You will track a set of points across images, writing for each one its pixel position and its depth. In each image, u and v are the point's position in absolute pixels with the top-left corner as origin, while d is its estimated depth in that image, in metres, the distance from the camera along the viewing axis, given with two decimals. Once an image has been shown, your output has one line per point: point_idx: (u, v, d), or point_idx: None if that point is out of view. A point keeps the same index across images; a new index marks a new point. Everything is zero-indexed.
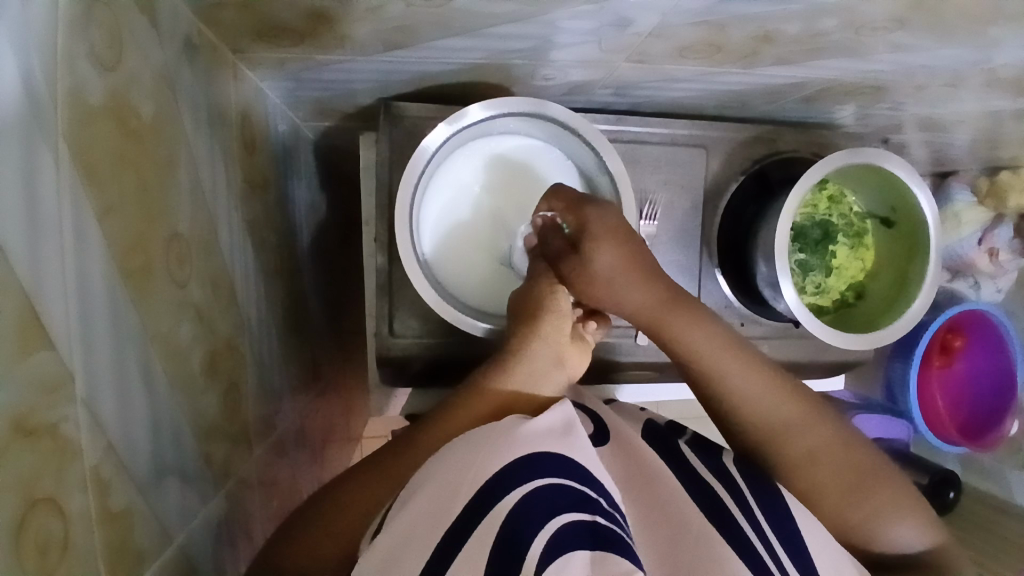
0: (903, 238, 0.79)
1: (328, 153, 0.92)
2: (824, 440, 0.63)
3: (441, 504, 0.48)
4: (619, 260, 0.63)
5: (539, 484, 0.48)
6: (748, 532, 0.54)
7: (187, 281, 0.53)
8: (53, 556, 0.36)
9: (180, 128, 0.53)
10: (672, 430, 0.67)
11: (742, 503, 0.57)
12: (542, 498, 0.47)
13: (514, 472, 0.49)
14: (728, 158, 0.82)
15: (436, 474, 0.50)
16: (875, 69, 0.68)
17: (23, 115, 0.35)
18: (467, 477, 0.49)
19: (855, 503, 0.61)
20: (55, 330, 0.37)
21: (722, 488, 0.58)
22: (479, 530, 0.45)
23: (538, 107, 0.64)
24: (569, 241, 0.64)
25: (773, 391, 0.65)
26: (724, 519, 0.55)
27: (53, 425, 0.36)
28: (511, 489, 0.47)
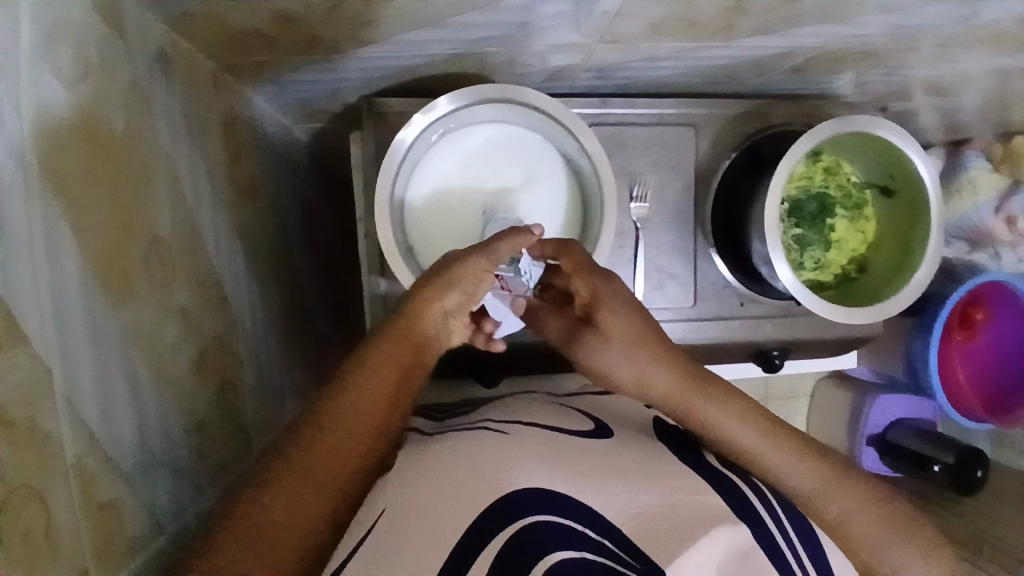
0: (903, 207, 0.76)
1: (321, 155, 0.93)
2: (857, 500, 0.62)
3: (433, 537, 0.48)
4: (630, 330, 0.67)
5: (526, 522, 0.49)
6: (773, 530, 0.54)
7: (170, 283, 0.54)
8: (38, 548, 0.37)
9: (157, 135, 0.54)
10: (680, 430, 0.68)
11: (767, 502, 0.57)
12: (529, 538, 0.48)
13: (504, 508, 0.49)
14: (719, 136, 0.80)
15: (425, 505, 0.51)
16: (860, 33, 0.66)
17: None
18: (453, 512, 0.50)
19: (889, 556, 0.61)
20: (30, 330, 0.38)
21: (749, 488, 0.58)
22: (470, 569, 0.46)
23: (509, 91, 0.64)
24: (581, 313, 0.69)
25: (801, 455, 0.64)
26: (751, 517, 0.54)
27: (32, 421, 0.37)
28: (499, 531, 0.48)
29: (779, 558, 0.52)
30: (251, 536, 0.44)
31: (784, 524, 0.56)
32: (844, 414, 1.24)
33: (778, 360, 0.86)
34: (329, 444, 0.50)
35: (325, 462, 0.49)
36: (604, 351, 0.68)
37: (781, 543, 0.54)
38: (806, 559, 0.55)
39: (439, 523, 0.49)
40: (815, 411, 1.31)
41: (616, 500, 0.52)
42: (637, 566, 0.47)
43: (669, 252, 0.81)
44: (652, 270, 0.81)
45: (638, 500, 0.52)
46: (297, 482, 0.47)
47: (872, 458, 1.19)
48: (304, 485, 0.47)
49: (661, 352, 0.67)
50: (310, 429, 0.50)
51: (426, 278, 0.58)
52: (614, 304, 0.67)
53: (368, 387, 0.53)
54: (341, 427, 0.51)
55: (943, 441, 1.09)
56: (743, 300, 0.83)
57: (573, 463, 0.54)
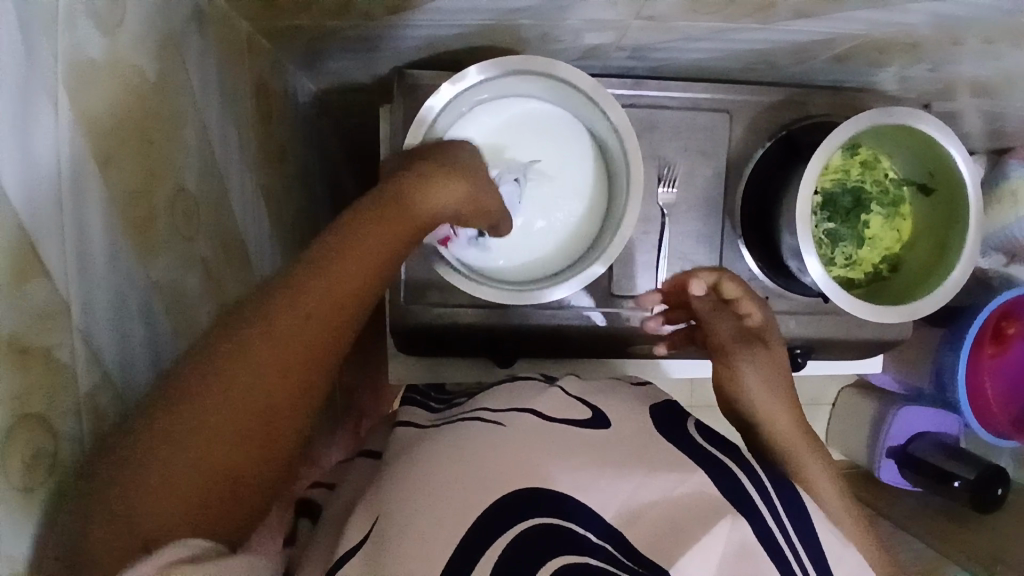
0: (942, 205, 0.74)
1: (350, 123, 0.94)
2: None
3: (415, 536, 0.42)
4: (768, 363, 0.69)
5: (524, 525, 0.43)
6: (770, 520, 0.48)
7: (193, 234, 0.55)
8: (43, 474, 0.38)
9: (189, 87, 0.54)
10: (676, 410, 0.59)
11: (766, 491, 0.50)
12: (528, 542, 0.43)
13: (496, 509, 0.44)
14: (753, 124, 0.79)
15: (405, 500, 0.45)
16: (906, 22, 0.64)
17: (24, 69, 0.36)
18: (447, 516, 0.43)
19: None
20: (52, 262, 0.39)
21: (742, 470, 0.51)
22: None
23: (539, 63, 0.63)
24: (737, 327, 0.71)
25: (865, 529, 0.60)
26: (748, 507, 0.47)
27: (46, 350, 0.38)
28: (502, 531, 0.43)
29: (783, 560, 0.46)
30: (171, 431, 0.39)
31: (783, 517, 0.49)
32: (866, 423, 1.22)
33: (801, 359, 0.83)
34: (272, 336, 0.42)
35: (259, 361, 0.42)
36: (754, 365, 0.69)
37: (780, 537, 0.48)
38: (808, 559, 0.48)
39: (414, 517, 0.43)
40: (835, 418, 1.28)
41: (615, 500, 0.46)
42: (637, 569, 0.43)
43: (695, 240, 0.80)
44: (676, 258, 0.80)
45: (638, 496, 0.47)
46: (234, 377, 0.41)
47: (891, 473, 1.17)
48: (241, 381, 0.41)
49: (791, 398, 0.68)
50: (253, 313, 0.43)
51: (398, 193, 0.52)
52: (775, 345, 0.71)
53: (329, 280, 0.45)
54: (291, 318, 0.43)
55: (968, 458, 1.05)
56: (769, 295, 0.80)
57: (567, 444, 0.50)
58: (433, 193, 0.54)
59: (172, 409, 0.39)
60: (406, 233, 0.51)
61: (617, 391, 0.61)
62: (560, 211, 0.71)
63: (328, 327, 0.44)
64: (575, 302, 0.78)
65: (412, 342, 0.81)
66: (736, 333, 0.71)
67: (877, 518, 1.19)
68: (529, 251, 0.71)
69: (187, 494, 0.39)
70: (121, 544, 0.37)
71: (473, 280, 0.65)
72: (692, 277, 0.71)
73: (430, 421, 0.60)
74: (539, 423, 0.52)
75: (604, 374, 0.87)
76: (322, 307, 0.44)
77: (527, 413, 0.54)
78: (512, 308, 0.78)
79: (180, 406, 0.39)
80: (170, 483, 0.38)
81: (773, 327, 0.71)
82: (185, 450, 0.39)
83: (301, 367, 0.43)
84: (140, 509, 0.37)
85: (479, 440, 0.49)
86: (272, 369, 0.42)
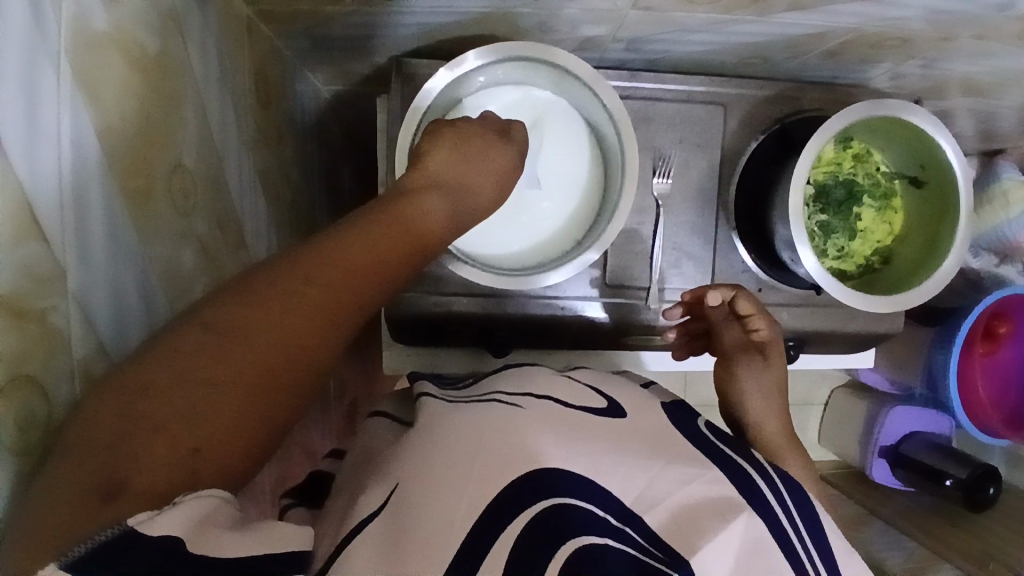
0: (932, 198, 0.75)
1: (345, 110, 0.94)
2: None
3: (450, 514, 0.46)
4: (769, 377, 0.73)
5: (552, 503, 0.48)
6: (782, 518, 0.53)
7: (191, 212, 0.55)
8: (35, 435, 0.37)
9: (188, 66, 0.54)
10: (686, 411, 0.65)
11: (776, 490, 0.55)
12: (557, 521, 0.47)
13: (526, 486, 0.48)
14: (747, 117, 0.80)
15: (434, 481, 0.49)
16: (899, 16, 0.65)
17: (27, 28, 0.36)
18: (471, 491, 0.48)
19: None
20: (48, 225, 0.38)
21: (756, 472, 0.56)
22: (491, 554, 0.45)
23: (536, 49, 0.64)
24: (746, 341, 0.74)
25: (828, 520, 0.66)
26: (761, 504, 0.53)
27: (41, 312, 0.38)
28: (517, 516, 0.47)
29: (793, 552, 0.51)
30: (198, 383, 0.38)
31: (792, 514, 0.54)
32: (858, 422, 1.22)
33: (794, 352, 0.82)
34: (304, 301, 0.42)
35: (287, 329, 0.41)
36: (755, 375, 0.73)
37: (789, 530, 0.53)
38: (815, 552, 0.53)
39: (449, 501, 0.47)
40: (827, 418, 1.29)
41: (634, 487, 0.51)
42: (662, 556, 0.47)
43: (690, 232, 0.80)
44: (670, 249, 0.80)
45: (655, 487, 0.51)
46: (267, 333, 0.40)
47: (882, 472, 1.17)
48: (270, 342, 0.40)
49: (781, 406, 0.73)
50: (271, 273, 0.43)
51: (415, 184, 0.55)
52: (778, 361, 0.74)
53: (358, 254, 0.45)
54: (319, 284, 0.43)
55: (959, 458, 1.05)
56: (761, 287, 0.81)
57: (575, 435, 0.54)
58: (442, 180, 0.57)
59: (199, 359, 0.39)
60: (435, 220, 0.52)
61: (621, 389, 0.66)
62: (555, 198, 0.71)
63: (349, 291, 0.44)
64: (570, 292, 0.79)
65: (405, 333, 0.81)
66: (745, 346, 0.75)
67: (867, 517, 1.19)
68: (524, 238, 0.71)
69: (215, 445, 0.38)
70: (138, 488, 0.35)
71: (469, 265, 0.66)
72: (707, 293, 0.73)
73: (442, 392, 0.65)
74: (549, 415, 0.56)
75: (599, 366, 0.87)
76: (353, 278, 0.44)
77: (541, 402, 0.59)
78: (506, 296, 0.78)
79: (209, 358, 0.39)
80: (201, 433, 0.37)
81: (777, 343, 0.75)
82: (218, 401, 0.38)
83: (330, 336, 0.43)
84: (163, 450, 0.36)
85: (503, 425, 0.54)
86: (303, 330, 0.41)
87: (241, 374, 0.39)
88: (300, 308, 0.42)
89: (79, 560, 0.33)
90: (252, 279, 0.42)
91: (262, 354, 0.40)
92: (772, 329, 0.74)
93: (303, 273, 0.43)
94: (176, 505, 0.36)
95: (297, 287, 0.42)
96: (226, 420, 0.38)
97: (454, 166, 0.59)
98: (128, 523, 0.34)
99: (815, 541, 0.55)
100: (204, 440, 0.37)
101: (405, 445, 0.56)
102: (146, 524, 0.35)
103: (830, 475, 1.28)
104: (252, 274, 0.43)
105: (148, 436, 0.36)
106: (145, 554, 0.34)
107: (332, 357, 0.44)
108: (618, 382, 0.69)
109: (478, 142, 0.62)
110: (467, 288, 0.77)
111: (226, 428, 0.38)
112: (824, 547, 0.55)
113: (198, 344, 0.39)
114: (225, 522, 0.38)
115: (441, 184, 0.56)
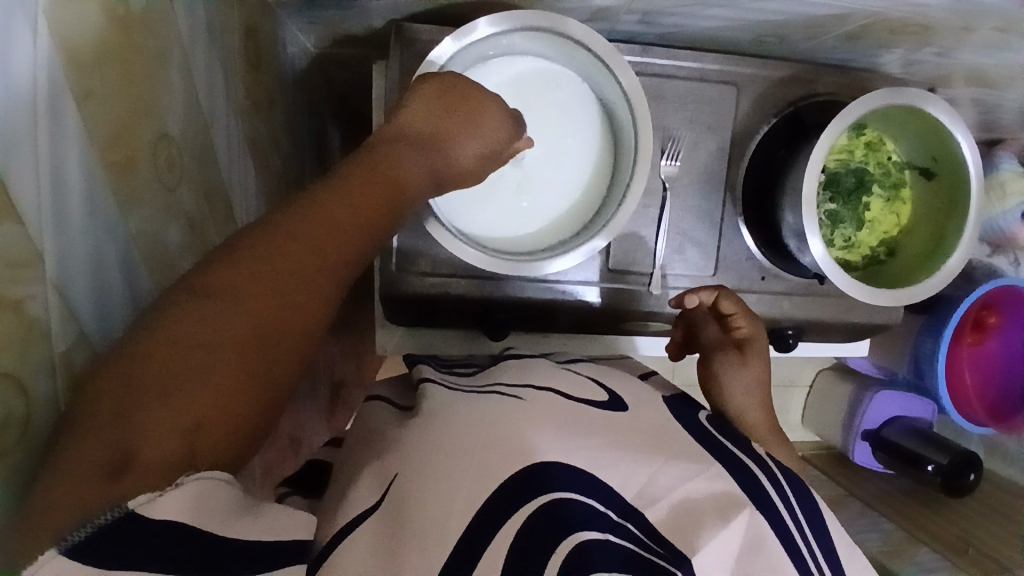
0: (943, 191, 0.73)
1: (336, 73, 0.89)
2: None
3: (448, 510, 0.44)
4: (750, 374, 0.72)
5: (550, 498, 0.46)
6: (783, 512, 0.52)
7: (177, 185, 0.51)
8: (12, 434, 0.34)
9: (174, 25, 0.50)
10: (687, 403, 0.64)
11: (780, 488, 0.54)
12: (554, 516, 0.45)
13: (527, 480, 0.46)
14: (760, 99, 0.77)
15: (432, 476, 0.47)
16: (925, 3, 0.62)
17: None
18: (469, 486, 0.46)
19: None
20: (24, 203, 0.35)
21: (758, 468, 0.55)
22: (488, 553, 0.43)
23: (550, 19, 0.60)
24: (727, 338, 0.74)
25: None
26: (763, 500, 0.52)
27: (18, 302, 0.34)
28: (519, 507, 0.45)
29: (794, 548, 0.50)
30: (199, 357, 0.38)
31: (794, 509, 0.54)
32: (840, 406, 1.24)
33: (792, 341, 0.81)
34: (294, 266, 0.42)
35: (275, 297, 0.41)
36: (733, 374, 0.72)
37: (794, 530, 0.52)
38: (819, 552, 0.53)
39: (448, 498, 0.45)
40: (810, 400, 1.30)
41: (635, 483, 0.50)
42: (662, 551, 0.46)
43: (695, 217, 0.78)
44: (675, 233, 0.78)
45: (657, 483, 0.50)
46: (256, 301, 0.40)
47: (864, 455, 1.19)
48: (263, 311, 0.40)
49: (766, 396, 0.72)
50: (254, 241, 0.42)
51: (397, 150, 0.52)
52: (757, 358, 0.73)
53: (344, 220, 0.45)
54: (309, 252, 0.43)
55: (942, 443, 1.06)
56: (764, 275, 0.80)
57: (580, 429, 0.52)
58: (421, 142, 0.55)
59: (201, 331, 0.38)
60: (413, 181, 0.51)
61: (625, 383, 0.64)
62: (561, 178, 0.68)
63: (336, 254, 0.44)
64: (571, 276, 0.76)
65: (399, 313, 0.78)
66: (727, 343, 0.74)
67: (845, 499, 1.21)
68: (526, 220, 0.68)
69: (218, 420, 0.38)
70: (141, 466, 0.34)
71: (470, 247, 0.63)
72: (687, 295, 0.72)
73: (440, 378, 0.62)
74: (555, 409, 0.54)
75: (596, 350, 0.85)
76: (339, 245, 0.44)
77: (546, 394, 0.57)
78: (503, 279, 0.75)
79: (205, 328, 0.38)
80: (203, 407, 0.37)
81: (759, 340, 0.74)
82: (218, 374, 0.38)
83: (321, 304, 0.43)
84: (165, 426, 0.36)
85: (505, 416, 0.52)
86: (296, 299, 0.42)
87: (238, 346, 0.39)
88: (282, 273, 0.42)
89: (76, 545, 0.32)
90: (236, 248, 0.42)
91: (254, 322, 0.40)
92: (753, 325, 0.73)
93: (284, 240, 0.43)
94: (177, 488, 0.35)
95: (287, 255, 0.42)
96: (222, 396, 0.38)
97: (434, 130, 0.56)
98: (129, 506, 0.33)
99: (818, 539, 0.54)
100: (205, 414, 0.37)
101: (404, 435, 0.54)
102: (148, 507, 0.33)
103: (810, 456, 1.30)
104: (239, 242, 0.43)
105: (153, 411, 0.36)
106: (147, 539, 0.33)
107: (325, 323, 0.44)
108: (621, 375, 0.67)
109: (469, 99, 0.58)
110: (465, 268, 0.74)
111: (227, 402, 0.38)
112: (826, 544, 0.54)
113: (196, 315, 0.39)
114: (228, 505, 0.37)
115: (423, 143, 0.54)
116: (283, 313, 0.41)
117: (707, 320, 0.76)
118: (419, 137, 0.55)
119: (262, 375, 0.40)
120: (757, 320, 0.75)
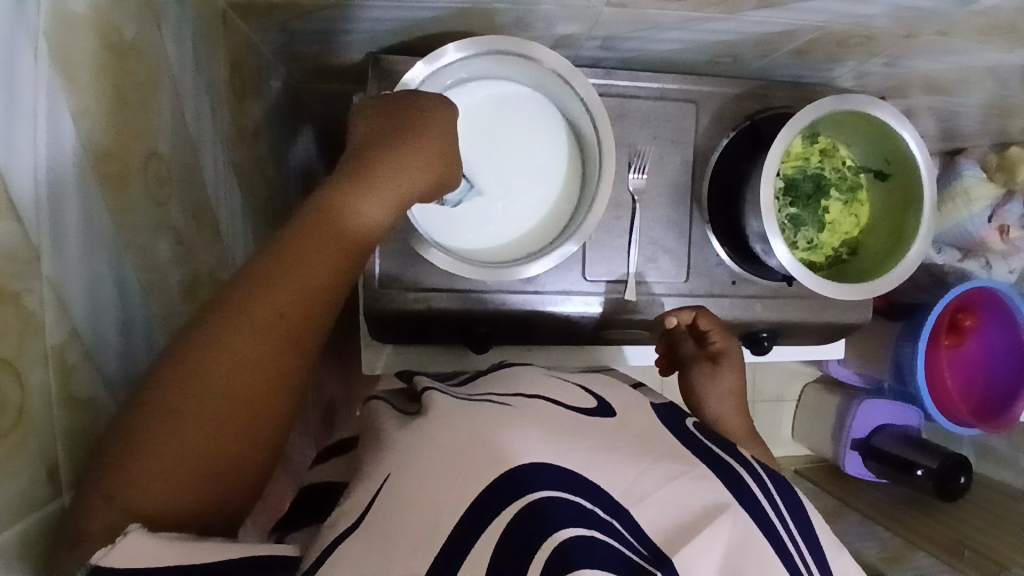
0: (897, 190, 0.78)
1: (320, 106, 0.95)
2: None
3: (437, 510, 0.44)
4: (728, 382, 0.73)
5: (533, 497, 0.44)
6: (767, 511, 0.51)
7: (165, 202, 0.55)
8: (8, 419, 0.37)
9: (165, 55, 0.54)
10: (674, 410, 0.63)
11: (762, 484, 0.53)
12: (535, 517, 0.43)
13: (504, 483, 0.45)
14: (718, 114, 0.82)
15: (413, 486, 0.46)
16: (864, 13, 0.67)
17: (5, 8, 0.36)
18: (455, 489, 0.45)
19: None
20: (23, 204, 0.38)
21: (741, 466, 0.54)
22: (473, 552, 0.42)
23: (514, 43, 0.65)
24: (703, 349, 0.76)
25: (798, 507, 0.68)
26: (741, 493, 0.51)
27: (17, 294, 0.38)
28: (504, 508, 0.43)
29: (777, 542, 0.49)
30: (184, 412, 0.42)
31: (776, 504, 0.53)
32: (829, 416, 1.25)
33: (767, 343, 0.84)
34: (257, 322, 0.45)
35: (237, 360, 0.44)
36: (707, 381, 0.73)
37: (777, 525, 0.51)
38: (805, 549, 0.51)
39: (433, 504, 0.44)
40: (800, 413, 1.31)
41: (622, 480, 0.48)
42: (645, 552, 0.45)
43: (665, 226, 0.82)
44: (646, 243, 0.82)
45: (643, 481, 0.49)
46: (218, 363, 0.44)
47: (855, 465, 1.19)
48: (226, 373, 0.44)
49: (741, 400, 0.74)
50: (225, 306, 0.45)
51: (364, 172, 0.53)
52: (731, 367, 0.74)
53: (321, 259, 0.48)
54: (285, 290, 0.46)
55: (930, 448, 1.08)
56: (735, 279, 0.83)
57: (559, 422, 0.52)
58: (385, 158, 0.54)
59: (185, 385, 0.43)
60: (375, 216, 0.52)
61: (609, 385, 0.65)
62: (533, 189, 0.72)
63: (300, 308, 0.47)
64: (549, 287, 0.80)
65: (386, 331, 0.81)
66: (703, 355, 0.76)
67: (841, 510, 1.20)
68: (500, 231, 0.71)
69: (180, 479, 0.41)
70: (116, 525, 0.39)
71: (447, 259, 0.66)
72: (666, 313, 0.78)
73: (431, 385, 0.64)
74: (534, 405, 0.55)
75: (579, 361, 0.88)
76: (304, 292, 0.47)
77: (526, 394, 0.57)
78: (484, 292, 0.78)
79: (173, 389, 0.43)
80: (164, 468, 0.41)
81: (734, 353, 0.76)
82: (179, 435, 0.42)
83: (287, 357, 0.46)
84: (131, 488, 0.40)
85: (485, 414, 0.52)
86: (270, 352, 0.45)
87: (199, 408, 0.43)
88: (243, 331, 0.45)
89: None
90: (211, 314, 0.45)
91: (220, 385, 0.43)
92: (726, 337, 0.76)
93: (248, 300, 0.46)
94: (126, 536, 0.38)
95: (250, 307, 0.45)
96: (182, 455, 0.42)
97: (399, 140, 0.56)
98: (92, 562, 0.37)
99: (804, 537, 0.52)
100: (169, 474, 0.41)
101: (396, 435, 0.52)
102: (106, 559, 0.37)
103: (803, 469, 1.31)
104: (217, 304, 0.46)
105: (123, 472, 0.40)
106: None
107: (295, 378, 0.47)
108: (605, 377, 0.68)
109: (426, 123, 0.58)
110: (450, 283, 0.77)
111: (187, 462, 0.42)
112: (811, 540, 0.53)
113: (170, 377, 0.43)
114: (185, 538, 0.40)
115: (378, 158, 0.54)
116: (247, 372, 0.44)
117: (686, 336, 0.79)
118: (382, 149, 0.55)
119: (231, 431, 0.43)
120: (730, 334, 0.79)
